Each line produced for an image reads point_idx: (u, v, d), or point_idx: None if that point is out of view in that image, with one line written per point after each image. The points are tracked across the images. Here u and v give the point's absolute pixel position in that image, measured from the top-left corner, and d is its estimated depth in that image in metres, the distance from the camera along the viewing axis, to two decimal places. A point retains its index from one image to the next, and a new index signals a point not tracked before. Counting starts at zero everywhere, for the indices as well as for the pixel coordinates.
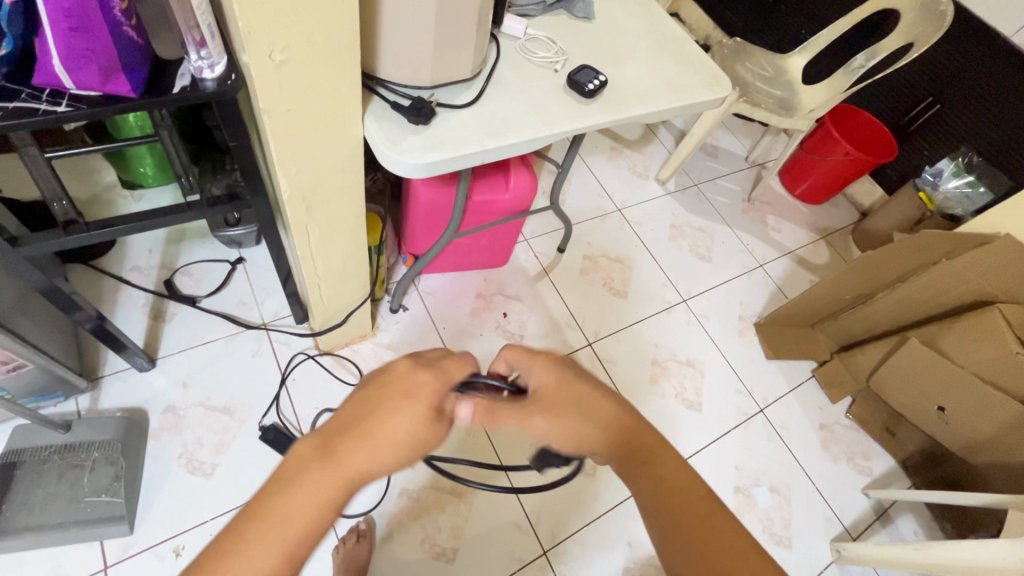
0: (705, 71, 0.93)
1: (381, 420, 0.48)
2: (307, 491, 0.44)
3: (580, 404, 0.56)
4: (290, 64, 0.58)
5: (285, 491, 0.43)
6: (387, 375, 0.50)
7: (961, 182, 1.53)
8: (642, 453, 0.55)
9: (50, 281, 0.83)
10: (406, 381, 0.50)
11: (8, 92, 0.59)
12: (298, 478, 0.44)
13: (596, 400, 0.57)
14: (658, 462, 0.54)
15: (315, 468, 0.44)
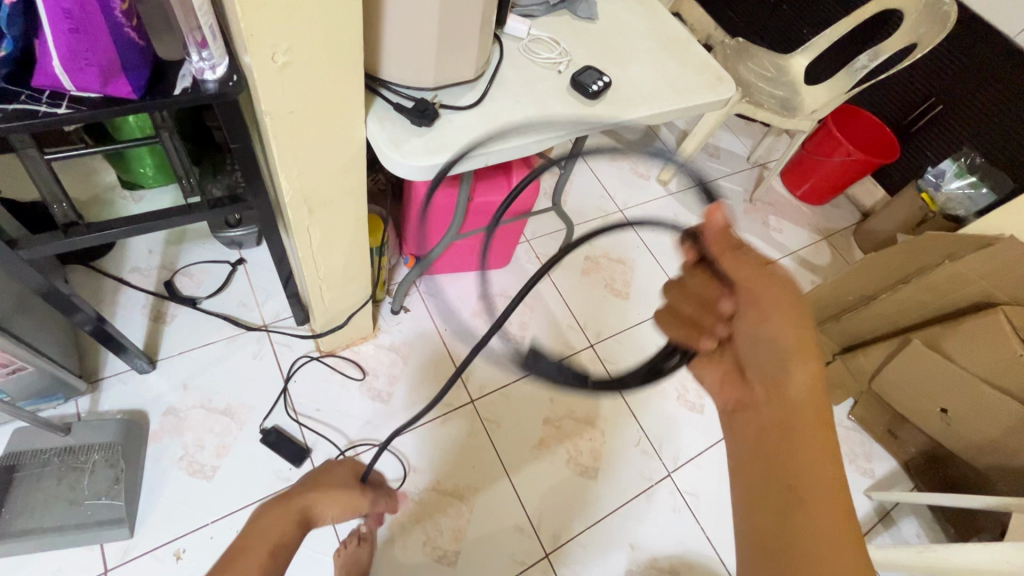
0: (709, 72, 0.93)
1: None
2: (270, 526, 0.68)
3: (794, 342, 0.66)
4: (293, 66, 0.58)
5: (260, 521, 0.69)
6: None
7: (964, 183, 1.52)
8: (788, 429, 0.63)
9: (50, 283, 0.83)
10: None
11: (7, 93, 0.59)
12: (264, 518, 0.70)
13: (798, 348, 0.66)
14: (794, 438, 0.62)
15: (268, 514, 0.70)
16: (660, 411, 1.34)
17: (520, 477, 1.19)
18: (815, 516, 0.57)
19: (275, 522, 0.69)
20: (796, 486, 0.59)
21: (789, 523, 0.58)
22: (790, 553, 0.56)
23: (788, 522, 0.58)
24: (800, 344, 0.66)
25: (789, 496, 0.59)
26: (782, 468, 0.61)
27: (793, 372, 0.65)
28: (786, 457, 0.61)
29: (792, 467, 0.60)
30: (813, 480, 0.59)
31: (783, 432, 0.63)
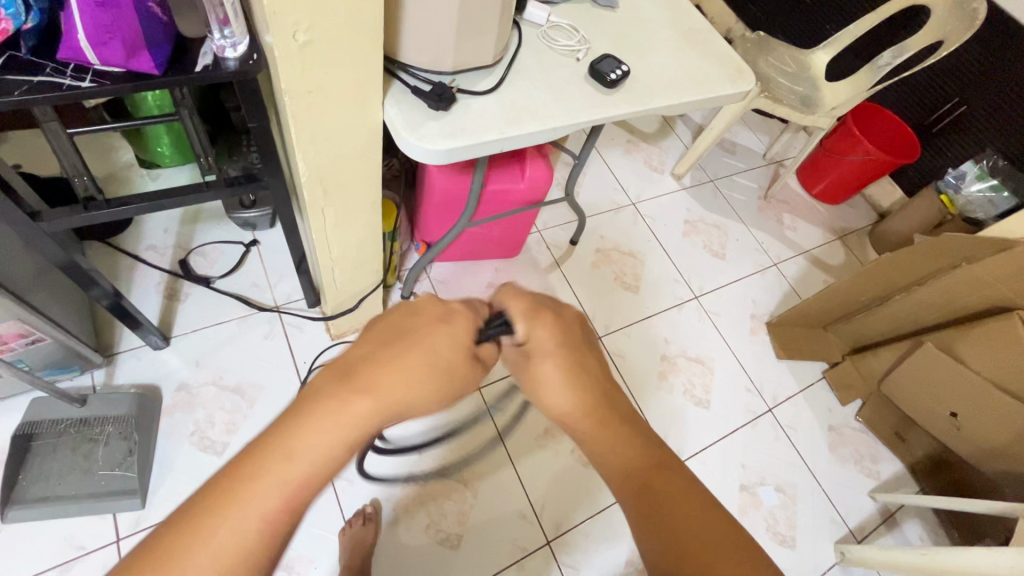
0: (729, 65, 0.92)
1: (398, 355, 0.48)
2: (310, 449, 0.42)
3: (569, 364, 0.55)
4: (314, 45, 0.58)
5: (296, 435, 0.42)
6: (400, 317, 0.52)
7: (985, 185, 1.49)
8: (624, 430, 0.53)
9: (69, 256, 0.84)
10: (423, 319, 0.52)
11: (32, 65, 0.59)
12: (323, 411, 0.44)
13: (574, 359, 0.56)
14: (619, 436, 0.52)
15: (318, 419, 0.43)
16: (666, 405, 1.34)
17: (524, 466, 1.19)
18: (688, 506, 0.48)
19: (324, 437, 0.43)
20: (656, 493, 0.48)
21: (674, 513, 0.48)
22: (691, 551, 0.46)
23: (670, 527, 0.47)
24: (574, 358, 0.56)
25: (664, 520, 0.47)
26: (637, 484, 0.49)
27: (580, 398, 0.54)
28: (630, 462, 0.51)
29: (646, 474, 0.50)
30: (667, 482, 0.49)
31: (609, 439, 0.52)
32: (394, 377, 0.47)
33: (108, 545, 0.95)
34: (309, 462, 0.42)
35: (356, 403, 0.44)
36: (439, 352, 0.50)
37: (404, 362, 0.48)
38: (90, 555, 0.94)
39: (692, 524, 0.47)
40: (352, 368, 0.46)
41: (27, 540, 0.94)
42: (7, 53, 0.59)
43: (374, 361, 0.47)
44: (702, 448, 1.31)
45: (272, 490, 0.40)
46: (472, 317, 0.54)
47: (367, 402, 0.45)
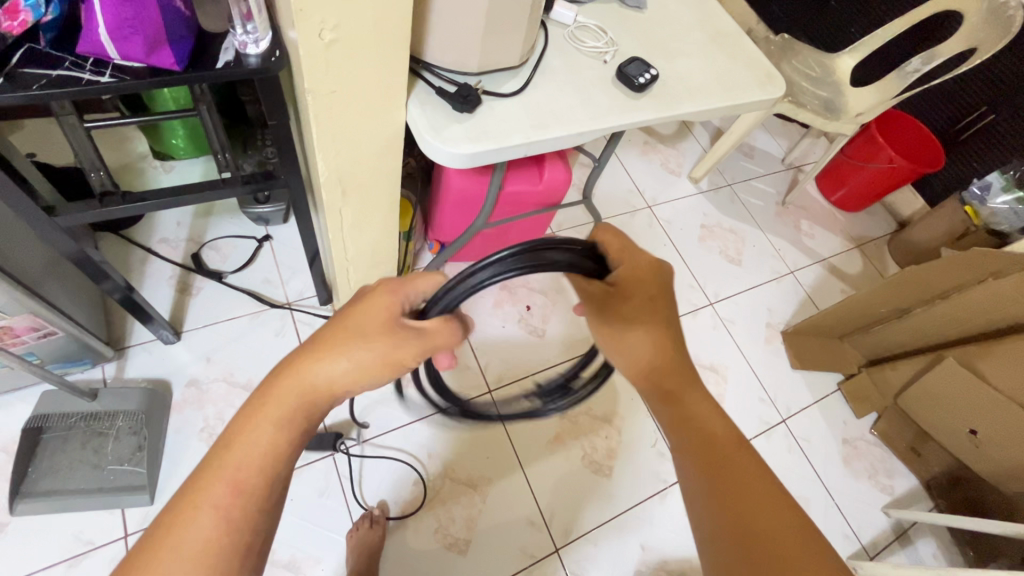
0: (759, 70, 0.89)
1: (334, 347, 0.54)
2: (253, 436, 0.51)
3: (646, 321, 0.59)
4: (339, 44, 0.56)
5: (233, 430, 0.51)
6: (359, 300, 0.57)
7: (1010, 198, 1.41)
8: (695, 378, 0.59)
9: (81, 249, 0.82)
10: (371, 304, 0.56)
11: (52, 59, 0.58)
12: (248, 419, 0.52)
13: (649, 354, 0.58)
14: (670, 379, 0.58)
15: (253, 414, 0.52)
16: None
17: (534, 471, 1.18)
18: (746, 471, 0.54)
19: (263, 427, 0.51)
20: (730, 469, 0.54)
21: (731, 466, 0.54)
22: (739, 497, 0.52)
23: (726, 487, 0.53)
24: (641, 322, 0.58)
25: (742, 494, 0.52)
26: (703, 447, 0.55)
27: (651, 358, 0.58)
28: (689, 415, 0.57)
29: (704, 430, 0.56)
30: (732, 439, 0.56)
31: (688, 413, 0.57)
32: (327, 368, 0.53)
33: (116, 541, 0.95)
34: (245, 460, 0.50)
35: (264, 413, 0.52)
36: (350, 353, 0.54)
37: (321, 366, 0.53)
38: (97, 551, 0.94)
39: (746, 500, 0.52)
40: (288, 363, 0.54)
41: (35, 534, 0.93)
42: (25, 45, 0.57)
43: (308, 352, 0.54)
44: None
45: (217, 491, 0.48)
46: (394, 287, 0.58)
47: (289, 395, 0.53)
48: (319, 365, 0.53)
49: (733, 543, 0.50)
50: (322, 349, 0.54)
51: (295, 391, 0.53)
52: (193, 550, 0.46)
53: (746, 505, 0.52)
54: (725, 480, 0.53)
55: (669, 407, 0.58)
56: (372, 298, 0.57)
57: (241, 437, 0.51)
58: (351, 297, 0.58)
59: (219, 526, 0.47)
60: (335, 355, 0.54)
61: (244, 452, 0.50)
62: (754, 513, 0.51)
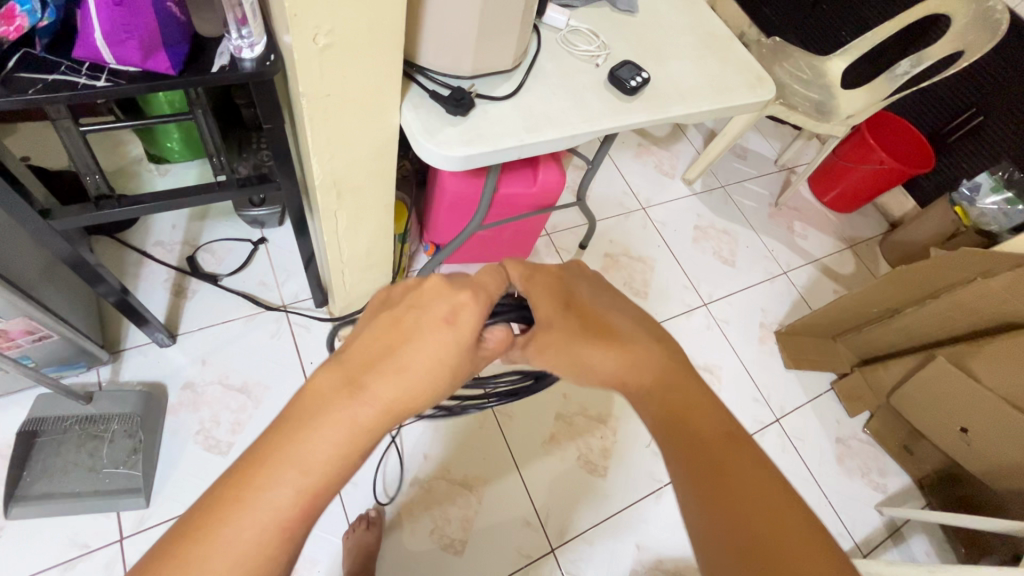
0: (749, 73, 0.90)
1: (412, 347, 0.44)
2: (324, 437, 0.40)
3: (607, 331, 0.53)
4: (333, 49, 0.57)
5: (291, 422, 0.41)
6: (418, 292, 0.47)
7: (999, 199, 1.45)
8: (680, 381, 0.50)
9: (77, 252, 0.83)
10: (438, 299, 0.46)
11: (48, 64, 0.58)
12: (315, 419, 0.41)
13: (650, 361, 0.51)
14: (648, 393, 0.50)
15: (322, 422, 0.40)
16: None
17: (529, 472, 1.19)
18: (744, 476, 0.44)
19: (334, 430, 0.40)
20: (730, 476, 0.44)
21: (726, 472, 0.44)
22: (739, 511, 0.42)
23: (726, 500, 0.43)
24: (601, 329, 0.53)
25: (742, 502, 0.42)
26: (694, 453, 0.45)
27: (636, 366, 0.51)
28: (682, 417, 0.48)
29: (700, 430, 0.47)
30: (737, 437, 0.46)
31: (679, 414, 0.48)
32: (402, 378, 0.43)
33: (112, 544, 0.95)
34: (315, 463, 0.39)
35: (356, 409, 0.41)
36: (433, 351, 0.44)
37: (401, 367, 0.44)
38: (93, 554, 0.94)
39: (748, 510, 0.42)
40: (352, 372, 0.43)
41: (30, 537, 0.93)
42: (21, 50, 0.58)
43: (379, 359, 0.43)
44: None
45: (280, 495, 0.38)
46: (479, 298, 0.49)
47: (366, 410, 0.41)
48: (401, 367, 0.44)
49: (727, 543, 0.41)
50: (400, 354, 0.44)
51: (380, 404, 0.42)
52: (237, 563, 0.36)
53: (754, 519, 0.42)
54: (720, 484, 0.43)
55: (657, 407, 0.49)
56: (433, 293, 0.47)
57: (310, 436, 0.40)
58: (404, 296, 0.47)
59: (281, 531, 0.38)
60: (415, 354, 0.44)
61: (312, 452, 0.39)
62: (760, 526, 0.41)
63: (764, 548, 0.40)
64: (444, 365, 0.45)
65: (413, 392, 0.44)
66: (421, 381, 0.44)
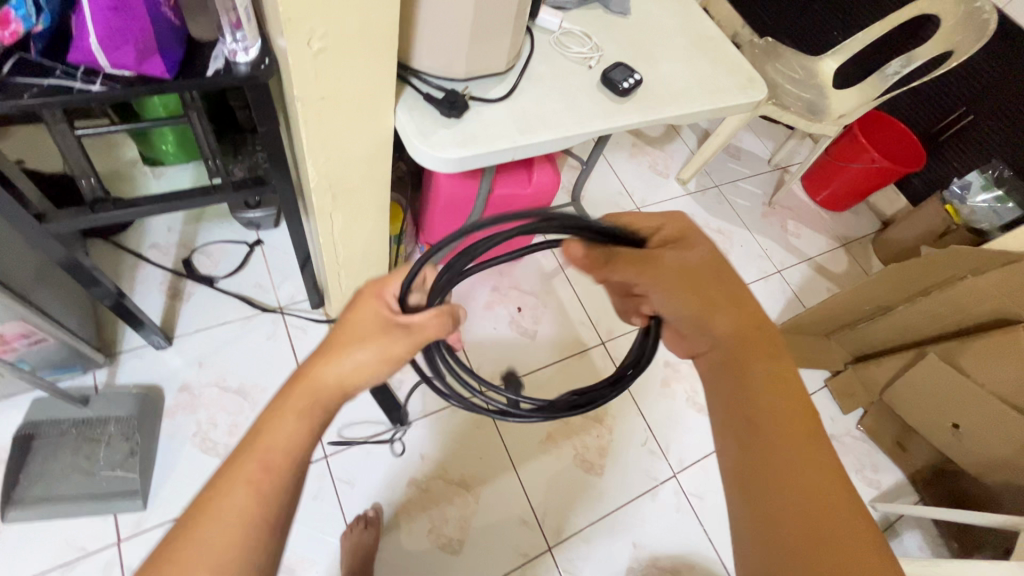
0: (740, 74, 0.91)
1: (345, 335, 0.54)
2: (277, 423, 0.49)
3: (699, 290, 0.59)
4: (327, 53, 0.57)
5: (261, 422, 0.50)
6: (358, 297, 0.58)
7: (990, 197, 1.50)
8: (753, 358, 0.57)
9: (72, 255, 0.83)
10: (369, 297, 0.58)
11: (43, 69, 0.58)
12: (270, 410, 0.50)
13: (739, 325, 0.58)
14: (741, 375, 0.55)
15: (275, 412, 0.50)
16: (665, 410, 1.33)
17: (526, 471, 1.19)
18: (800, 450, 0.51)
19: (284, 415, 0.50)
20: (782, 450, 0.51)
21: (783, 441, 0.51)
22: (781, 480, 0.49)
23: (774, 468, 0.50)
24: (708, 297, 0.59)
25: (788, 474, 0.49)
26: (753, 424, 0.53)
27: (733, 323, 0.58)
28: (751, 389, 0.55)
29: (766, 404, 0.53)
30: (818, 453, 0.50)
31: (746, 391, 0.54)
32: (337, 363, 0.52)
33: (109, 547, 0.95)
34: (276, 446, 0.48)
35: (298, 398, 0.51)
36: (358, 337, 0.54)
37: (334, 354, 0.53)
38: (90, 557, 0.94)
39: (792, 481, 0.49)
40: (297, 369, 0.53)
41: (26, 541, 0.93)
42: (16, 55, 0.58)
43: (319, 354, 0.54)
44: (702, 456, 1.30)
45: (248, 471, 0.46)
46: (375, 291, 0.58)
47: (307, 394, 0.51)
48: (335, 352, 0.53)
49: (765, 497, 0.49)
50: (334, 343, 0.54)
51: (306, 389, 0.51)
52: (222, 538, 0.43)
53: (801, 519, 0.47)
54: (771, 454, 0.51)
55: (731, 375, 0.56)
56: (368, 293, 0.58)
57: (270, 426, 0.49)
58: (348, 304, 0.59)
59: (254, 506, 0.45)
60: (347, 341, 0.54)
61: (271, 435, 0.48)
62: (805, 495, 0.48)
63: (798, 512, 0.48)
64: (372, 349, 0.54)
65: (347, 370, 0.53)
66: (352, 360, 0.53)
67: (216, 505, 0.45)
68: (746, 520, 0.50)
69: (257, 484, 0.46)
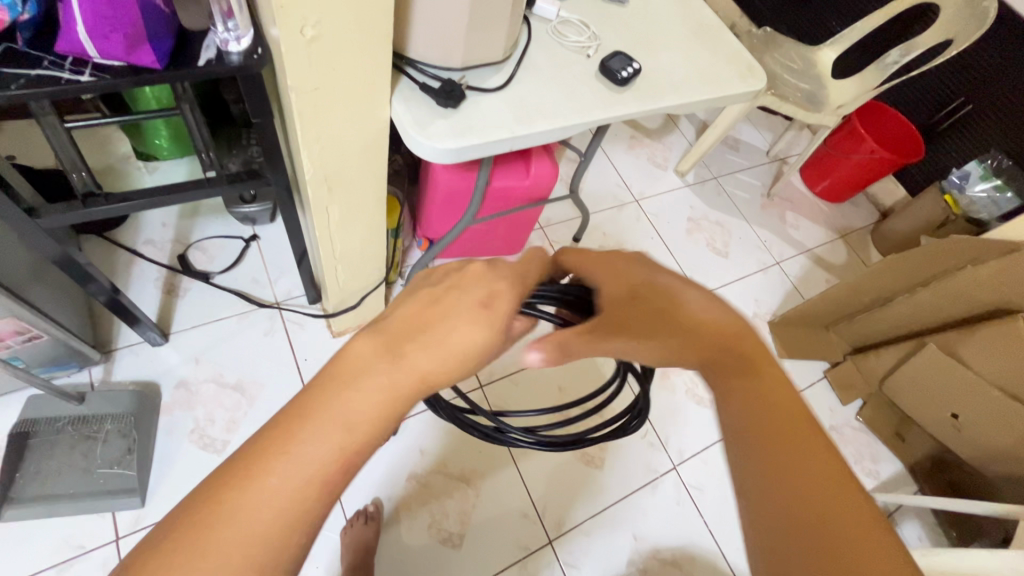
0: (740, 63, 0.90)
1: (453, 327, 0.43)
2: (352, 410, 0.39)
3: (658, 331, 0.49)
4: (321, 41, 0.56)
5: (321, 394, 0.39)
6: (462, 276, 0.47)
7: (989, 186, 1.49)
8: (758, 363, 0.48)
9: (65, 251, 0.82)
10: (482, 283, 0.46)
11: (29, 59, 0.57)
12: (343, 386, 0.39)
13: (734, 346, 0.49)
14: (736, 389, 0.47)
15: (346, 387, 0.39)
16: (665, 403, 1.33)
17: (526, 464, 1.19)
18: (829, 477, 0.42)
19: (360, 397, 0.39)
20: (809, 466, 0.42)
21: (804, 462, 0.42)
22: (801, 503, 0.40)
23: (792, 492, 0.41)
24: (678, 317, 0.50)
25: (809, 500, 0.41)
26: (767, 439, 0.44)
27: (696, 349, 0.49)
28: (763, 397, 0.46)
29: (777, 404, 0.45)
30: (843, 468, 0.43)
31: (759, 407, 0.46)
32: (437, 359, 0.42)
33: (108, 545, 0.94)
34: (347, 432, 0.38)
35: (376, 376, 0.40)
36: (473, 331, 0.43)
37: (440, 344, 0.43)
38: (88, 554, 0.93)
39: (814, 508, 0.40)
40: (377, 347, 0.42)
41: (23, 539, 0.93)
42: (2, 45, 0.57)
43: (413, 338, 0.42)
44: (702, 449, 1.30)
45: (317, 462, 0.37)
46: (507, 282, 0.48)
47: (394, 389, 0.40)
48: (446, 343, 0.43)
49: (783, 524, 0.40)
50: (436, 333, 0.43)
51: (399, 383, 0.40)
52: (266, 523, 0.35)
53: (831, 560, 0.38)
54: (789, 467, 0.42)
55: (748, 380, 0.47)
56: (478, 277, 0.47)
57: (340, 402, 0.39)
58: (445, 282, 0.47)
59: (307, 501, 0.36)
60: (457, 333, 0.43)
61: (344, 418, 0.38)
62: (825, 522, 0.39)
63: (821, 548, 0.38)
64: (487, 350, 0.44)
65: (453, 365, 0.43)
66: (463, 355, 0.43)
67: (253, 488, 0.36)
68: (757, 552, 0.41)
69: (317, 483, 0.37)
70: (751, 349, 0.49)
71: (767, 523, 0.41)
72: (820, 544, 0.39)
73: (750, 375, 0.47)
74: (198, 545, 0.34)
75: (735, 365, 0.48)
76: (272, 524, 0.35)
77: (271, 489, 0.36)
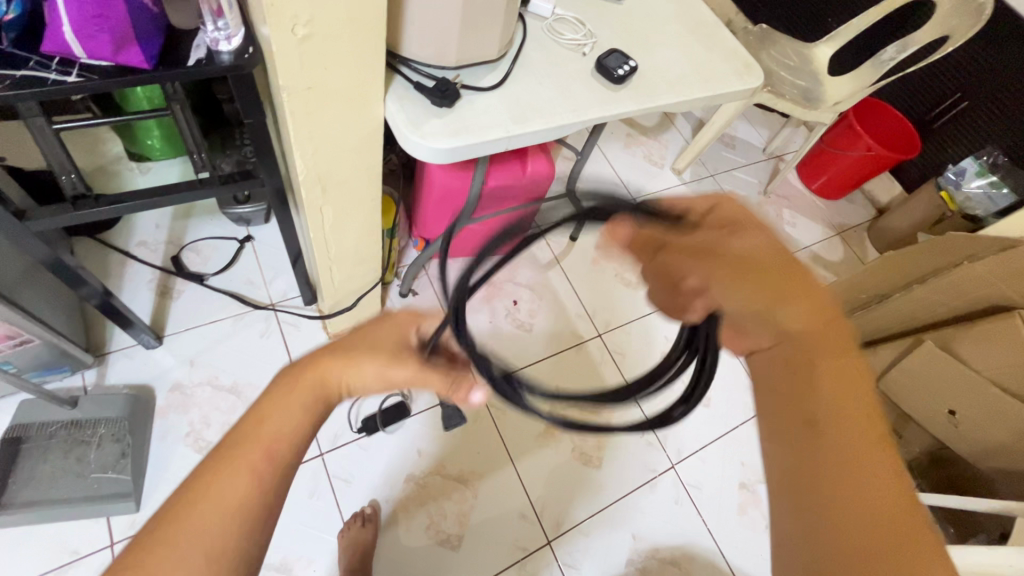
0: (737, 60, 0.89)
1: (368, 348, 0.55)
2: (284, 412, 0.49)
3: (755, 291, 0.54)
4: (313, 40, 0.55)
5: (265, 406, 0.50)
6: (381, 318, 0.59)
7: (984, 182, 1.48)
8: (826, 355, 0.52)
9: (55, 254, 0.80)
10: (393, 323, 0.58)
11: (15, 59, 0.56)
12: (277, 398, 0.50)
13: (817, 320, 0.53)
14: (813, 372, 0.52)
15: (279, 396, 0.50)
16: None
17: (523, 465, 1.19)
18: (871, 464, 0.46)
19: (292, 403, 0.50)
20: (839, 446, 0.47)
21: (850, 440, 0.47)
22: (828, 478, 0.46)
23: (818, 466, 0.47)
24: (771, 285, 0.54)
25: (840, 477, 0.46)
26: (807, 420, 0.49)
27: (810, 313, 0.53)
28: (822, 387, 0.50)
29: (828, 390, 0.50)
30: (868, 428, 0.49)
31: (804, 386, 0.51)
32: (352, 368, 0.53)
33: (102, 550, 0.93)
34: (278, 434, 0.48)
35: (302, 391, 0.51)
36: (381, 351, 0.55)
37: (356, 361, 0.53)
38: (83, 559, 0.92)
39: (850, 485, 0.45)
40: (307, 363, 0.53)
41: (16, 545, 0.92)
42: None
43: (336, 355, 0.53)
44: (700, 447, 1.29)
45: (252, 456, 0.46)
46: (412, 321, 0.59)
47: (312, 391, 0.51)
48: (359, 357, 0.54)
49: (806, 491, 0.47)
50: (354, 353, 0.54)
51: (314, 386, 0.51)
52: (215, 514, 0.43)
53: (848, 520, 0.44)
54: (831, 447, 0.47)
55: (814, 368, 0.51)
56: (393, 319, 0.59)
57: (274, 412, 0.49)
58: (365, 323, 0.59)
59: (251, 492, 0.45)
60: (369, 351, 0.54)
61: (277, 423, 0.49)
62: (851, 497, 0.45)
63: (838, 517, 0.44)
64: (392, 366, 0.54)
65: (364, 377, 0.53)
66: (373, 370, 0.54)
67: (211, 482, 0.45)
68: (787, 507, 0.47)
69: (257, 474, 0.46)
70: (828, 332, 0.53)
71: (797, 490, 0.47)
72: (840, 519, 0.44)
73: (809, 366, 0.51)
74: (171, 527, 0.43)
75: (805, 358, 0.52)
76: (221, 507, 0.44)
77: (220, 479, 0.45)
